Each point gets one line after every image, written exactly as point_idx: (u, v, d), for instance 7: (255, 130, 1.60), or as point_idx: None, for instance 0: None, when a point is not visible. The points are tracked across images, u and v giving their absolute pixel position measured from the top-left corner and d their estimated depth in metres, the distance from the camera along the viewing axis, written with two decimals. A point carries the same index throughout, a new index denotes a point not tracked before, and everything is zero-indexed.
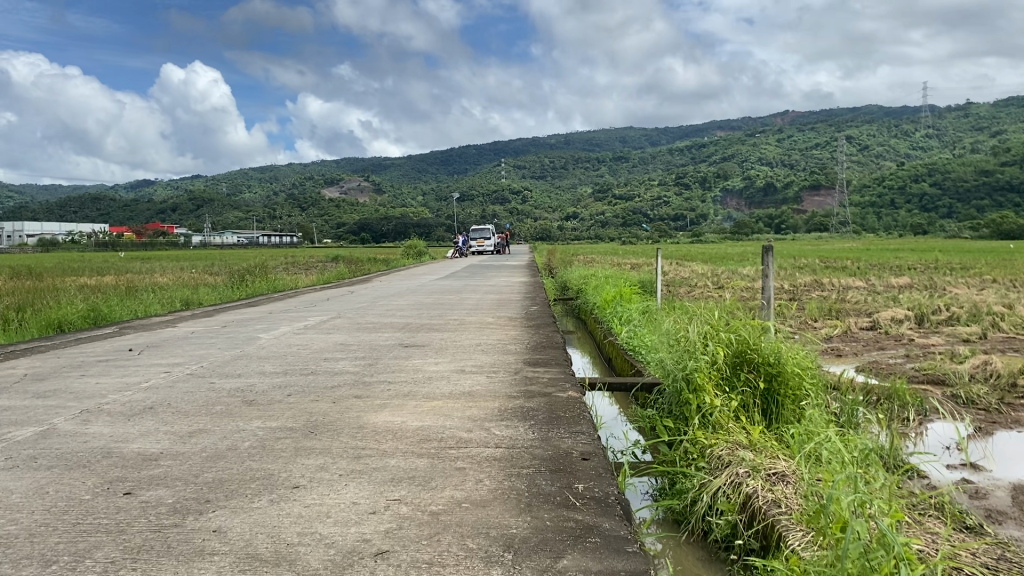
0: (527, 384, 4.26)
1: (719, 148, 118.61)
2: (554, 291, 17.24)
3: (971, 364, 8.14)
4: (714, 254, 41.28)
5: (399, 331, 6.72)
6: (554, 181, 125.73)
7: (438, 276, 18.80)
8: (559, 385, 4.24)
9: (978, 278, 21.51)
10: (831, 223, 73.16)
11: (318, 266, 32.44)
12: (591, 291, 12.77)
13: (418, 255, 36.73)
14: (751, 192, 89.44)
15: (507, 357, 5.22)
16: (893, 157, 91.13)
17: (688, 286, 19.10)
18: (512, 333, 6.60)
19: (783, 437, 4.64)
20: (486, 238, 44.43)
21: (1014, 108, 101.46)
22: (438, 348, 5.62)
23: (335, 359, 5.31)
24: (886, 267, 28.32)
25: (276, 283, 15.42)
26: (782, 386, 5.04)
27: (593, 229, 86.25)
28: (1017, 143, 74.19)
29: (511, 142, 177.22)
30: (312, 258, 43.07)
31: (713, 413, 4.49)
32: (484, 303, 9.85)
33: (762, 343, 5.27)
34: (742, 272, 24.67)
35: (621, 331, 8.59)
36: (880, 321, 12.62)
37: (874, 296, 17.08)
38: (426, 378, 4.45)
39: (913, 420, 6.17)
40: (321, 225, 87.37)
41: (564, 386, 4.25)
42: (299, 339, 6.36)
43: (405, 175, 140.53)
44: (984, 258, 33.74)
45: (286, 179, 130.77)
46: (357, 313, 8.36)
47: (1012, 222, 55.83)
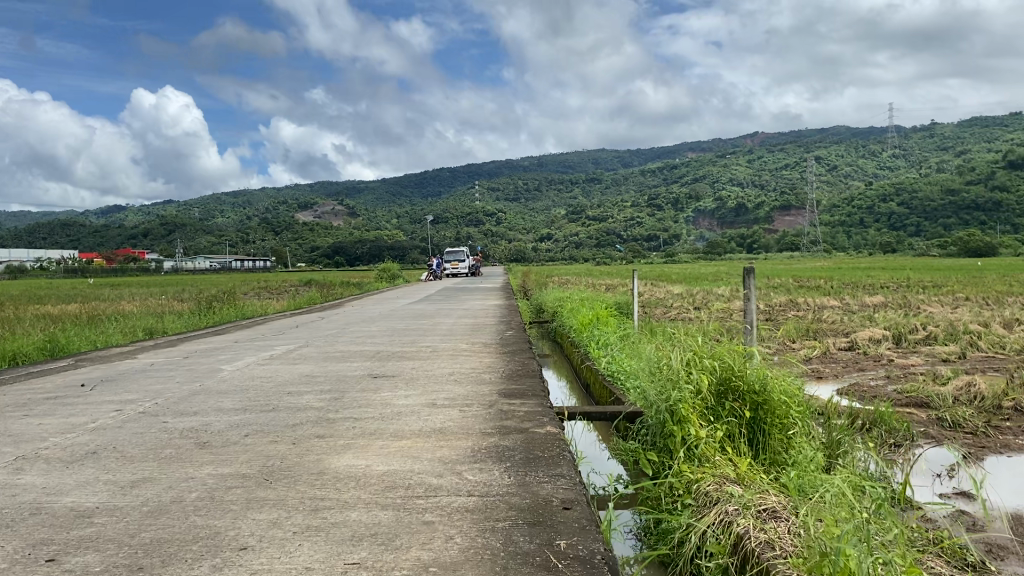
0: (506, 419, 4.02)
1: (691, 169, 119.58)
2: (529, 313, 16.99)
3: (954, 386, 7.99)
4: (688, 273, 41.28)
5: (369, 360, 6.42)
6: (527, 203, 125.84)
7: (411, 300, 18.47)
8: (537, 419, 4.00)
9: (950, 297, 21.65)
10: (803, 242, 73.66)
11: (290, 291, 31.88)
12: (567, 313, 12.54)
13: (392, 278, 36.37)
14: (723, 213, 90.06)
15: (482, 388, 4.94)
16: (862, 177, 92.37)
17: (664, 307, 18.96)
18: (486, 361, 6.34)
19: (775, 473, 4.42)
20: (460, 260, 44.14)
21: (978, 129, 103.24)
22: (409, 380, 5.33)
23: (301, 392, 5.01)
24: (858, 286, 28.42)
25: (245, 309, 15.04)
26: (768, 414, 4.84)
27: (568, 250, 86.37)
28: (981, 162, 75.41)
29: (485, 164, 177.60)
30: (285, 282, 42.50)
31: (700, 446, 4.28)
32: (458, 329, 9.59)
33: (746, 369, 5.07)
34: (718, 292, 24.58)
35: (598, 356, 8.37)
36: (858, 341, 12.49)
37: (850, 315, 17.04)
38: (396, 414, 4.17)
39: (901, 445, 6.00)
40: (295, 249, 86.64)
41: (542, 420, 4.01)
42: (264, 371, 6.04)
43: (379, 199, 140.16)
44: (954, 276, 34.03)
45: (259, 203, 129.86)
46: (327, 341, 8.04)
47: (979, 239, 56.61)
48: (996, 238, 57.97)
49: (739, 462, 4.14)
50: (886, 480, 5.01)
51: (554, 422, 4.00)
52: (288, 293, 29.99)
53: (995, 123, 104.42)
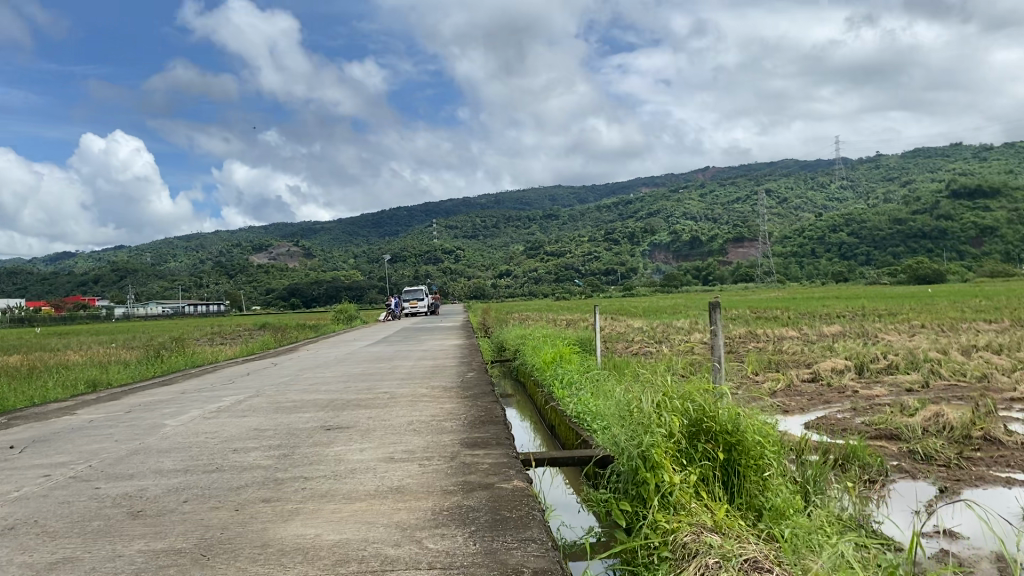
0: (474, 473, 3.76)
1: (645, 204, 120.91)
2: (490, 352, 16.72)
3: (922, 415, 7.89)
4: (647, 306, 41.35)
5: (323, 410, 6.10)
6: (485, 240, 126.03)
7: (369, 342, 18.07)
8: (505, 475, 3.74)
9: (906, 324, 21.87)
10: (756, 273, 74.54)
11: (244, 335, 31.17)
12: (529, 351, 12.28)
13: (349, 319, 35.80)
14: (678, 246, 91.08)
15: (443, 438, 4.66)
16: (812, 209, 94.19)
17: (626, 342, 18.83)
18: (446, 407, 6.05)
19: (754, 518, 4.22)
20: (419, 299, 43.70)
21: (921, 159, 106.11)
22: (364, 431, 5.01)
23: (250, 447, 4.68)
24: (815, 315, 28.69)
25: (195, 357, 14.51)
26: (742, 455, 4.64)
27: (527, 286, 86.41)
28: (925, 192, 77.43)
29: (441, 203, 177.86)
30: (239, 327, 41.63)
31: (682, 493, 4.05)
32: (417, 372, 9.28)
33: (718, 408, 4.87)
34: (679, 325, 24.57)
35: (563, 397, 8.15)
36: (820, 372, 12.43)
37: (810, 346, 17.08)
38: (351, 471, 3.87)
39: (875, 481, 5.83)
40: (250, 292, 85.36)
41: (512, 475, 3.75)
42: (210, 425, 5.67)
43: (335, 240, 139.19)
44: (908, 303, 34.57)
45: (213, 246, 128.04)
46: (280, 390, 7.67)
47: (927, 266, 57.84)
48: (944, 265, 59.28)
49: (715, 507, 3.96)
50: (863, 521, 4.83)
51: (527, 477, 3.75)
52: (243, 338, 29.33)
53: (938, 154, 107.39)
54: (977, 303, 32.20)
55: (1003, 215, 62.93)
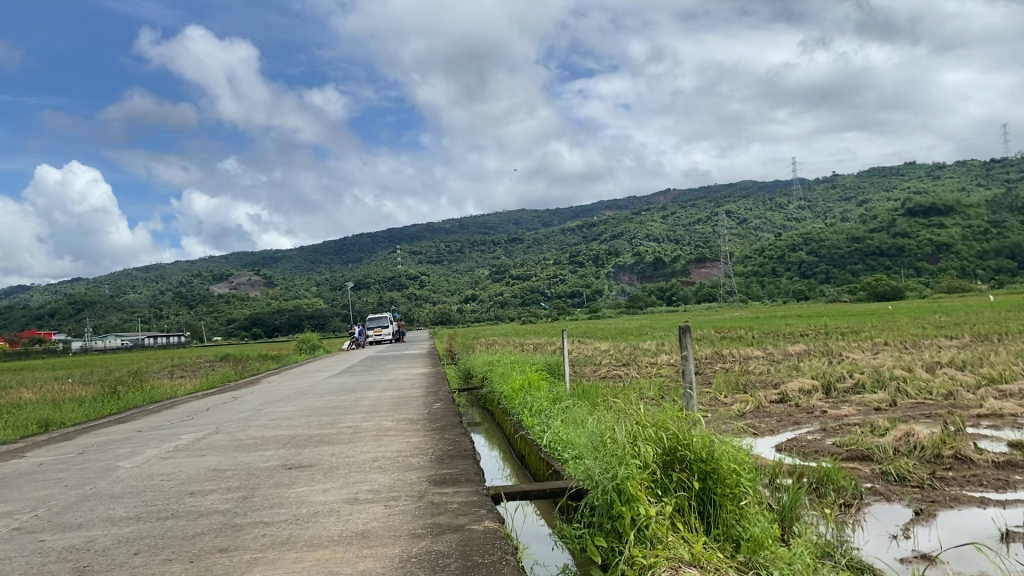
0: (443, 515, 3.59)
1: (608, 227, 121.74)
2: (457, 380, 16.48)
3: (893, 436, 7.88)
4: (612, 329, 41.40)
5: (285, 448, 5.88)
6: (450, 265, 125.78)
7: (333, 373, 17.76)
8: (477, 516, 3.58)
9: (868, 342, 22.09)
10: (719, 292, 75.21)
11: (204, 368, 30.54)
12: (497, 378, 12.12)
13: (312, 348, 35.29)
14: (642, 267, 91.69)
15: (409, 476, 4.48)
16: (772, 229, 95.51)
17: (593, 366, 18.74)
18: (413, 441, 5.87)
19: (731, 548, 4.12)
20: (384, 326, 43.32)
21: (875, 179, 108.33)
22: (327, 471, 4.81)
23: (207, 490, 4.45)
24: (778, 334, 28.92)
25: (153, 392, 14.10)
26: (717, 482, 4.53)
27: (492, 310, 86.30)
28: (881, 210, 78.94)
29: (405, 229, 177.39)
30: (200, 358, 40.81)
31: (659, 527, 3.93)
32: (383, 403, 9.07)
33: (692, 436, 4.76)
34: (645, 347, 24.57)
35: (533, 425, 8.00)
36: (788, 393, 12.41)
37: (776, 366, 17.13)
38: (313, 515, 3.69)
39: (851, 505, 5.76)
40: (211, 322, 84.03)
41: (485, 516, 3.60)
42: (164, 466, 5.42)
43: (298, 268, 137.97)
44: (869, 321, 35.00)
45: (173, 276, 126.16)
46: (240, 426, 7.41)
47: (885, 284, 58.91)
48: (902, 282, 60.37)
49: (695, 543, 3.84)
50: (839, 547, 4.75)
51: (498, 517, 3.60)
52: (203, 370, 28.74)
53: (892, 173, 109.63)
54: (936, 319, 32.69)
55: (957, 232, 64.39)
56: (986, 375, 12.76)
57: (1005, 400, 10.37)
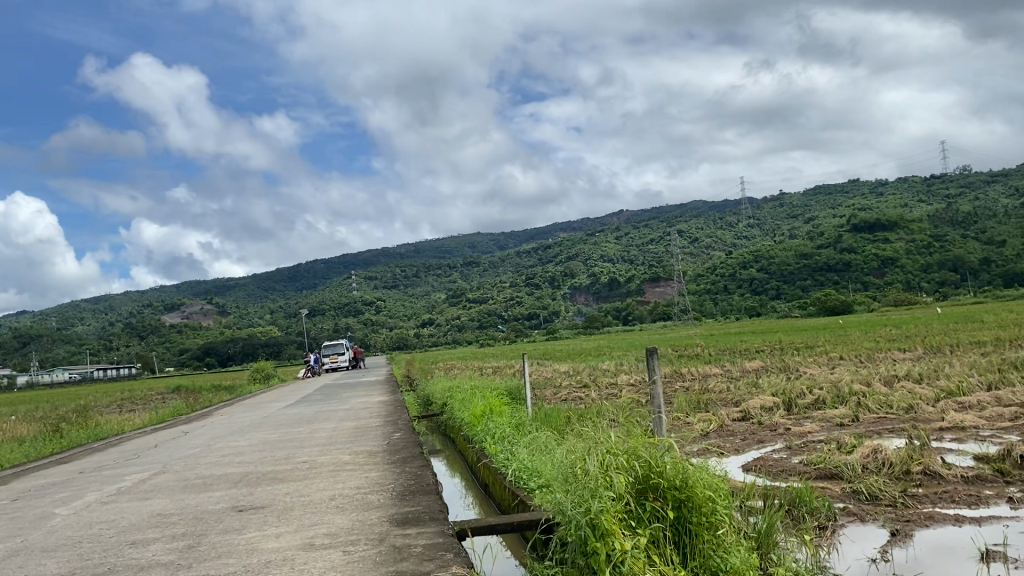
0: (412, 563, 3.30)
1: (563, 248, 122.26)
2: (415, 406, 16.14)
3: (860, 452, 7.79)
4: (570, 350, 41.35)
5: (237, 488, 5.54)
6: (405, 289, 125.03)
7: (288, 403, 17.27)
8: (445, 562, 3.31)
9: (824, 357, 22.22)
10: (674, 311, 75.88)
11: (155, 401, 29.58)
12: (458, 404, 11.80)
13: (266, 377, 34.50)
14: (597, 288, 92.12)
15: (370, 517, 4.21)
16: (723, 247, 96.72)
17: (553, 389, 18.50)
18: (372, 476, 5.59)
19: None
20: (339, 353, 42.63)
21: (821, 196, 110.60)
22: (280, 513, 4.50)
23: (149, 539, 4.12)
24: (735, 351, 29.07)
25: (97, 429, 13.52)
26: (692, 511, 4.34)
27: (450, 334, 85.94)
28: (828, 227, 80.53)
29: (359, 255, 176.14)
30: (151, 391, 39.65)
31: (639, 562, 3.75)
32: (339, 435, 8.74)
33: (665, 463, 4.55)
34: (604, 368, 24.45)
35: (496, 452, 7.76)
36: (751, 410, 12.32)
37: (736, 383, 17.15)
38: (262, 566, 3.40)
39: (824, 527, 5.61)
40: (163, 353, 82.07)
41: (453, 561, 3.33)
42: (104, 512, 5.05)
43: (251, 296, 135.88)
44: (822, 336, 35.46)
45: (123, 307, 123.46)
46: (189, 465, 7.03)
47: (834, 298, 59.96)
48: (850, 296, 61.44)
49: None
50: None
51: (466, 561, 3.32)
52: (154, 403, 27.89)
53: (837, 190, 111.84)
54: (887, 332, 33.18)
55: (902, 247, 65.87)
56: (943, 388, 12.81)
57: (964, 412, 10.42)
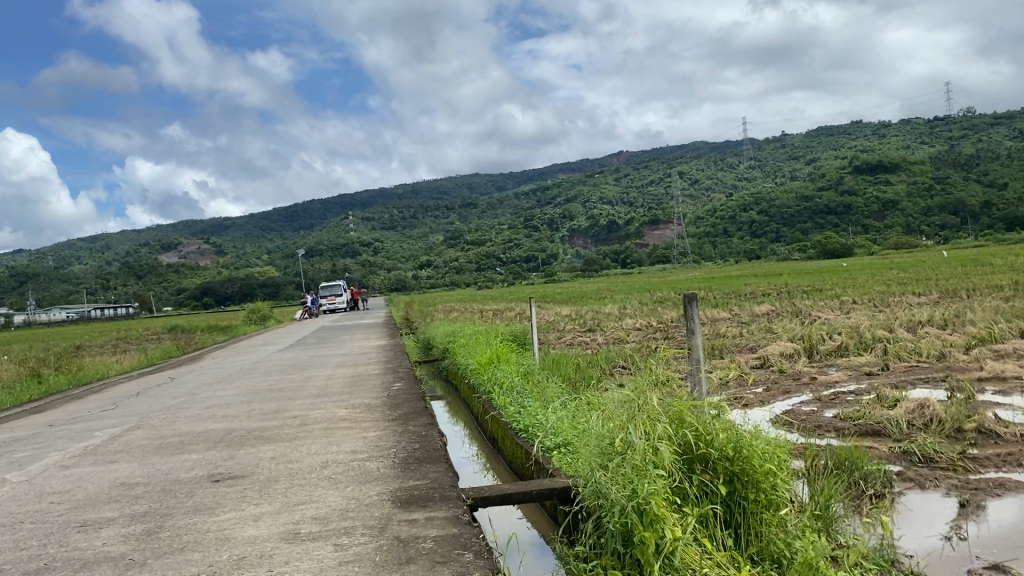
0: (449, 569, 2.56)
1: (562, 190, 120.95)
2: (416, 350, 15.54)
3: (906, 406, 7.12)
4: (570, 292, 40.69)
5: (215, 450, 4.84)
6: (404, 230, 124.04)
7: (282, 345, 16.62)
8: (467, 568, 2.56)
9: (836, 300, 21.58)
10: (672, 254, 75.19)
11: (148, 342, 28.86)
12: (460, 350, 11.13)
13: (262, 318, 33.74)
14: (596, 231, 91.15)
15: (370, 493, 3.55)
16: (723, 189, 95.58)
17: (558, 332, 17.85)
18: (372, 438, 4.90)
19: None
20: (337, 294, 41.85)
21: (824, 137, 109.06)
22: (263, 486, 3.81)
23: (105, 520, 3.42)
24: (742, 294, 28.41)
25: (81, 374, 12.79)
26: (746, 486, 3.69)
27: (447, 276, 85.15)
28: (830, 168, 79.40)
29: (356, 195, 174.49)
30: (147, 331, 38.84)
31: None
32: (335, 384, 8.00)
33: (713, 432, 3.86)
34: (606, 311, 23.72)
35: (504, 404, 7.09)
36: (770, 357, 11.72)
37: (749, 327, 16.51)
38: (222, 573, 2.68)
39: (881, 496, 4.95)
40: (159, 293, 81.07)
41: (482, 564, 2.59)
42: (61, 480, 4.34)
43: (246, 237, 134.67)
44: (827, 278, 34.78)
45: (119, 246, 122.42)
46: (168, 419, 6.34)
47: (834, 241, 59.22)
48: (850, 239, 60.65)
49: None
50: (874, 552, 3.93)
51: (495, 567, 2.58)
52: (147, 344, 27.18)
53: (839, 132, 109.97)
54: (895, 275, 32.49)
55: (902, 190, 64.83)
56: (973, 333, 12.19)
57: (1002, 360, 9.80)
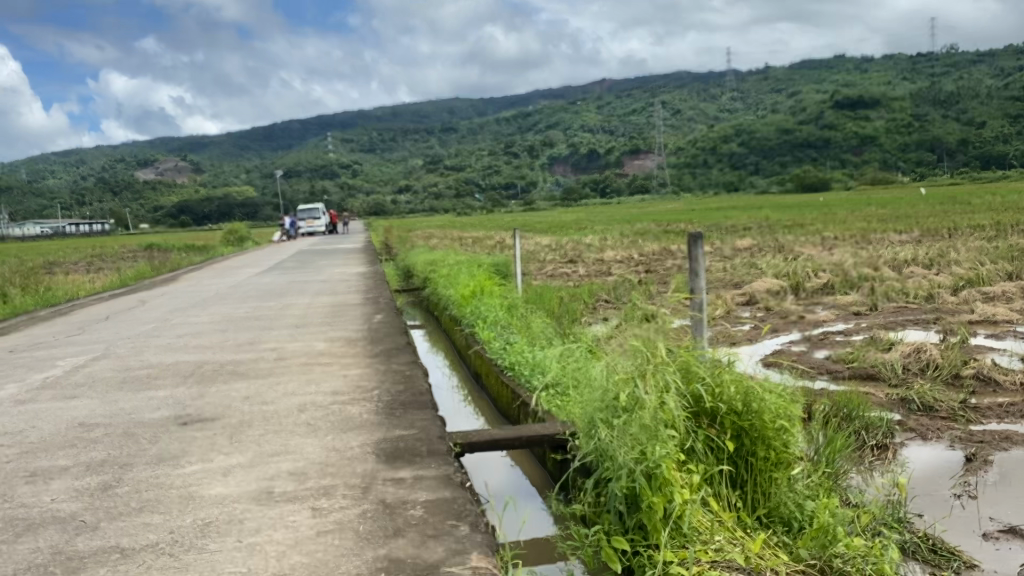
0: (444, 543, 2.31)
1: (543, 116, 119.28)
2: (395, 278, 15.16)
3: (901, 350, 6.93)
4: (553, 221, 40.35)
5: (184, 386, 4.51)
6: (382, 154, 122.26)
7: (259, 269, 16.20)
8: (466, 544, 2.31)
9: (821, 236, 21.37)
10: (652, 184, 74.81)
11: (122, 261, 28.21)
12: (441, 281, 10.77)
13: (239, 239, 33.11)
14: (576, 159, 90.18)
15: (351, 442, 3.27)
16: (705, 120, 94.69)
17: (540, 263, 17.54)
18: (352, 377, 4.58)
19: (803, 551, 3.09)
20: (316, 218, 41.12)
21: (808, 70, 107.95)
22: (234, 432, 3.49)
23: (58, 469, 3.10)
24: (725, 227, 28.20)
25: (48, 294, 12.32)
26: (756, 445, 3.43)
27: (425, 202, 84.19)
28: (813, 101, 78.89)
29: (333, 117, 171.27)
30: (121, 249, 37.98)
31: (715, 547, 2.88)
32: (313, 315, 7.65)
33: (722, 383, 3.58)
34: (588, 241, 23.39)
35: (489, 338, 6.78)
36: (757, 293, 11.50)
37: (734, 261, 16.24)
38: (185, 539, 2.41)
39: (883, 447, 4.77)
40: (133, 211, 79.56)
41: (480, 541, 2.34)
42: (14, 418, 4.00)
43: (220, 155, 131.91)
44: (810, 213, 34.68)
45: (90, 162, 119.50)
46: (136, 348, 5.99)
47: (813, 175, 59.20)
48: (828, 174, 60.56)
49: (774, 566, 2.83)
50: (883, 510, 3.73)
51: (493, 547, 2.32)
52: (121, 263, 26.60)
53: (823, 66, 108.86)
54: (879, 211, 32.38)
55: (883, 125, 64.66)
56: (962, 274, 11.99)
57: (993, 303, 9.64)
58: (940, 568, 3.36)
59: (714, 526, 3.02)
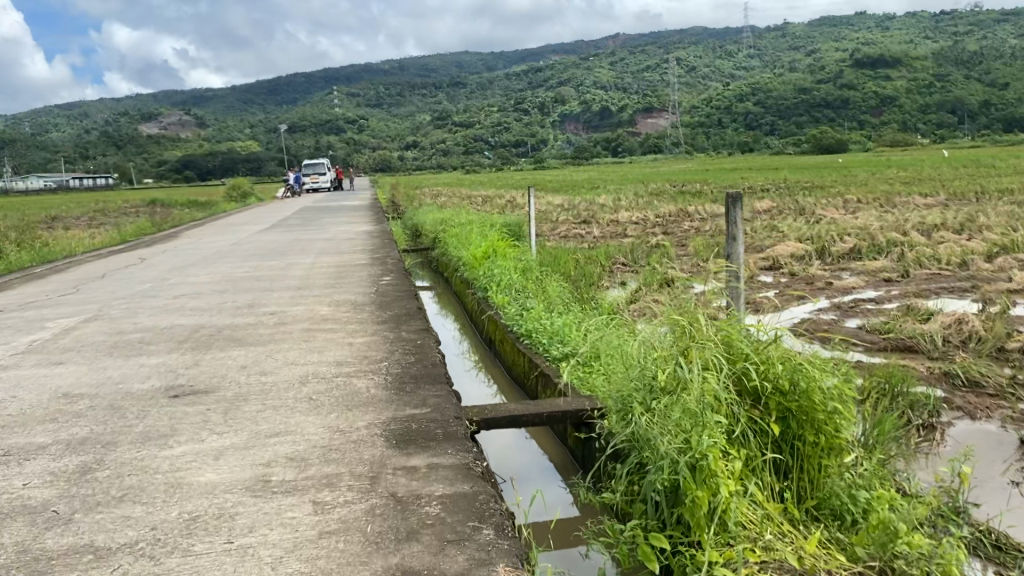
0: (466, 552, 1.98)
1: (556, 72, 117.51)
2: (404, 236, 14.76)
3: (941, 321, 6.53)
4: (563, 180, 39.58)
5: (176, 354, 4.18)
6: (392, 109, 120.84)
7: (262, 227, 15.79)
8: (492, 552, 2.00)
9: (840, 198, 20.76)
10: (665, 144, 73.43)
11: (123, 216, 27.72)
12: (452, 241, 10.38)
13: (243, 195, 32.55)
14: (589, 117, 88.75)
15: (357, 421, 2.95)
16: (720, 78, 93.04)
17: (552, 223, 17.09)
18: (358, 346, 4.24)
19: (862, 552, 2.75)
20: (321, 173, 40.54)
21: (826, 28, 105.69)
22: (228, 409, 3.16)
23: (35, 449, 2.79)
24: (739, 188, 27.54)
25: (47, 250, 11.98)
26: (804, 430, 3.07)
27: (436, 158, 83.23)
28: (831, 60, 77.11)
29: (343, 72, 169.29)
30: (124, 204, 37.45)
31: (767, 544, 2.54)
32: (319, 276, 7.30)
33: (769, 358, 3.21)
34: (601, 202, 22.85)
35: (503, 303, 6.43)
36: (779, 258, 11.07)
37: (752, 224, 15.72)
38: (164, 539, 2.07)
39: (928, 427, 4.42)
40: (140, 164, 78.69)
41: (509, 549, 2.02)
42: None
43: (229, 109, 130.62)
44: (826, 175, 33.89)
45: (99, 114, 118.40)
46: (131, 309, 5.67)
47: (829, 136, 57.76)
48: (846, 134, 59.34)
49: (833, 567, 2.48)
50: (941, 499, 3.37)
51: (522, 554, 2.00)
52: (124, 219, 26.14)
53: (842, 24, 106.57)
54: (897, 174, 31.64)
55: (902, 85, 63.29)
56: (993, 240, 11.51)
57: None
58: (1005, 566, 3.03)
59: (764, 522, 2.66)
